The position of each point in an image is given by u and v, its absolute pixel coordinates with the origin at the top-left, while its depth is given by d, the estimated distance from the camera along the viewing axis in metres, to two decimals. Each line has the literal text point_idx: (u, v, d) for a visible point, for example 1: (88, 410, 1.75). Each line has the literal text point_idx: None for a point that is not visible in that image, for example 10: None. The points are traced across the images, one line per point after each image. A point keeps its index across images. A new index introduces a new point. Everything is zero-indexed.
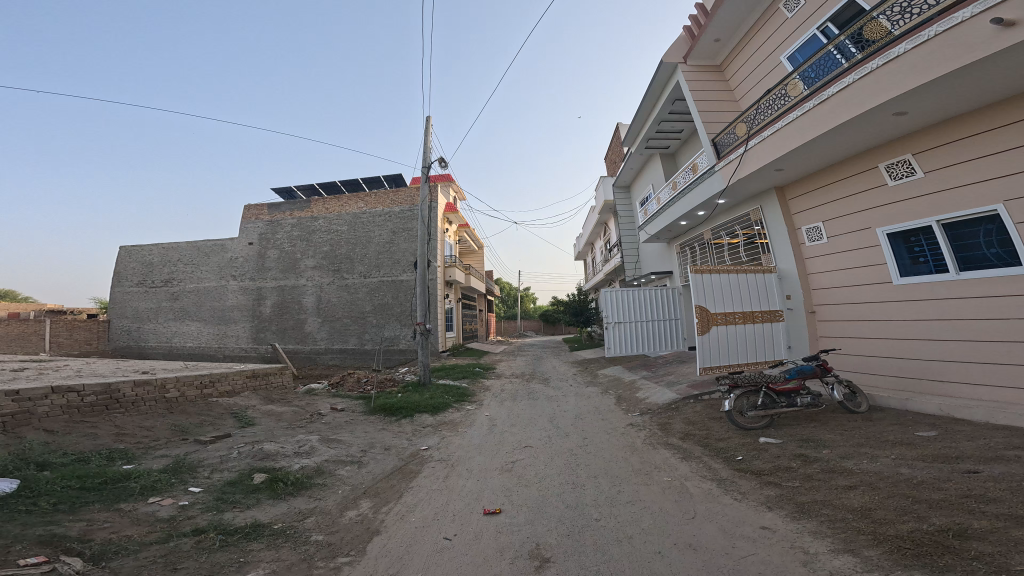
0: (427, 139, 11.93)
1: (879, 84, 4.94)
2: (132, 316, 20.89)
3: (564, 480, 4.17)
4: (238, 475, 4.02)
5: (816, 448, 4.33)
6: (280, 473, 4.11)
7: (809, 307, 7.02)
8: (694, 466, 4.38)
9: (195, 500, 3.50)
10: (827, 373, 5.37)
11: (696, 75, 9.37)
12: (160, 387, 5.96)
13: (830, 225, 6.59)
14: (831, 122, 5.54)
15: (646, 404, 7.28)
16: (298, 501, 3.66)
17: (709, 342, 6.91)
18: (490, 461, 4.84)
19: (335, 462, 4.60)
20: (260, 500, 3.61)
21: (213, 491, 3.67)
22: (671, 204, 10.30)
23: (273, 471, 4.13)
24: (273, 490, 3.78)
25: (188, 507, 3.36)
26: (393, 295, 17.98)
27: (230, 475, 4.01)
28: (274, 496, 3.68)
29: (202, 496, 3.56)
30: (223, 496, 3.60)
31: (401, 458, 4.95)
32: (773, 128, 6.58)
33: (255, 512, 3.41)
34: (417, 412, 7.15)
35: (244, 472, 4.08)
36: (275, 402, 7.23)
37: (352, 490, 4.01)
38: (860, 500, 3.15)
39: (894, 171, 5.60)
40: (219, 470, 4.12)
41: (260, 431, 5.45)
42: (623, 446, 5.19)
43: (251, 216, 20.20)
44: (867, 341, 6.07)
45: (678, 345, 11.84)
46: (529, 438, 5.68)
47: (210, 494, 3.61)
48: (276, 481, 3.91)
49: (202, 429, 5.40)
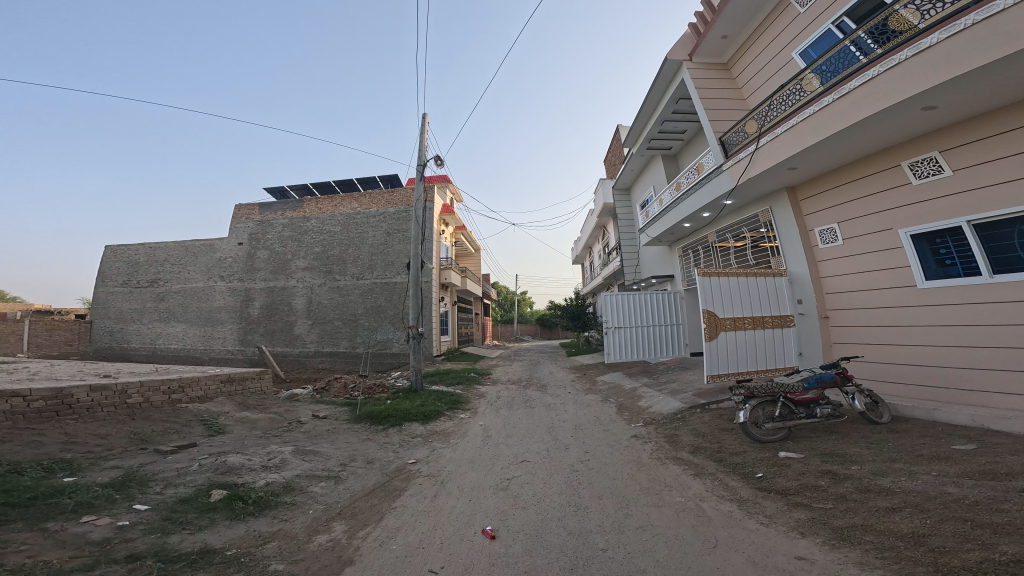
0: (422, 135, 11.55)
1: (908, 76, 4.68)
2: (115, 317, 20.21)
3: (565, 500, 3.73)
4: (193, 491, 3.52)
5: (844, 464, 3.92)
6: (242, 490, 3.62)
7: (822, 312, 6.66)
8: (709, 485, 3.95)
9: (138, 520, 3.01)
10: (848, 381, 4.98)
11: (701, 72, 9.11)
12: (121, 392, 5.42)
13: (847, 226, 6.26)
14: (853, 117, 5.25)
15: (650, 414, 6.85)
16: (259, 523, 3.18)
17: (717, 349, 6.53)
18: (483, 477, 4.37)
19: (309, 478, 4.12)
20: (215, 521, 3.12)
21: (160, 510, 3.19)
22: (674, 205, 9.93)
23: (234, 488, 3.64)
24: (231, 510, 3.29)
25: (129, 528, 2.88)
26: (387, 298, 17.49)
27: (184, 491, 3.52)
28: (232, 517, 3.19)
29: (147, 516, 3.07)
30: (172, 516, 3.11)
31: (386, 473, 4.47)
32: (787, 124, 6.29)
33: (207, 535, 2.93)
34: (406, 420, 6.64)
35: (201, 488, 3.59)
36: (252, 408, 6.70)
37: (325, 511, 3.52)
38: (909, 525, 2.76)
39: (919, 169, 5.30)
40: (173, 485, 3.62)
41: (229, 441, 4.96)
42: (629, 461, 4.76)
43: (242, 215, 19.68)
44: (887, 347, 5.70)
45: (679, 351, 11.44)
46: (526, 451, 5.23)
47: (157, 514, 3.12)
48: (236, 499, 3.43)
49: (165, 437, 4.90)
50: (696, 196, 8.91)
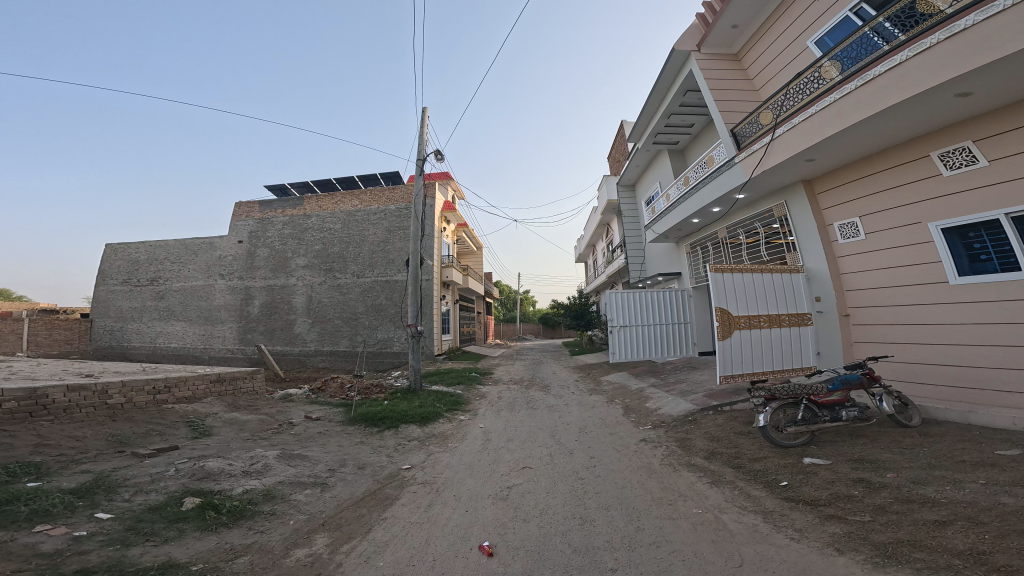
0: (422, 130, 11.30)
1: (941, 60, 4.39)
2: (115, 316, 20.07)
3: (570, 512, 3.43)
4: (164, 499, 3.24)
5: (878, 472, 3.60)
6: (217, 498, 3.33)
7: (843, 310, 6.29)
8: (728, 494, 3.63)
9: (98, 530, 2.72)
10: (875, 383, 4.66)
11: (711, 63, 8.76)
12: (101, 392, 5.15)
13: (869, 220, 5.91)
14: (879, 104, 4.94)
15: (658, 416, 6.52)
16: (233, 535, 2.89)
17: (731, 348, 6.19)
18: (483, 485, 4.07)
19: (293, 485, 3.83)
20: (184, 532, 2.84)
21: (124, 519, 2.90)
22: (682, 200, 9.58)
23: (209, 495, 3.35)
24: (203, 520, 3.00)
25: (85, 540, 2.59)
26: (387, 296, 17.23)
27: (155, 499, 3.23)
28: (204, 528, 2.91)
29: (109, 526, 2.78)
30: (137, 526, 2.82)
31: (378, 479, 4.18)
32: (805, 113, 5.96)
33: (173, 548, 2.64)
34: (402, 423, 6.34)
35: (173, 496, 3.30)
36: (241, 409, 6.42)
37: (307, 522, 3.22)
38: (965, 543, 2.53)
39: (950, 159, 4.98)
40: (143, 492, 3.33)
41: (214, 444, 4.68)
42: (639, 468, 4.43)
43: (242, 214, 19.48)
44: (914, 345, 5.36)
45: (687, 350, 11.05)
46: (528, 456, 4.92)
47: (121, 524, 2.84)
48: (210, 507, 3.15)
49: (146, 440, 4.63)
50: (706, 190, 8.55)
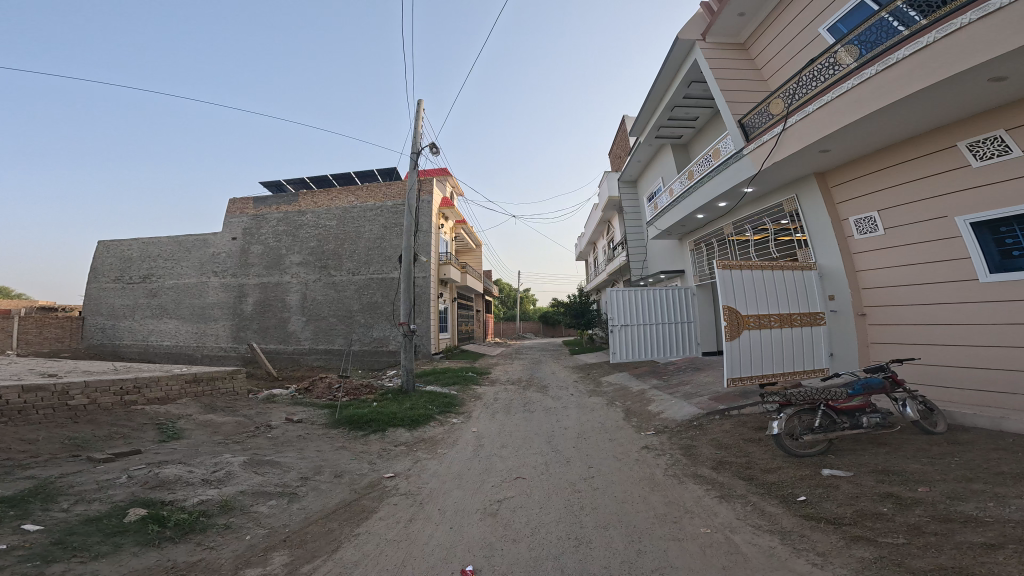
0: (417, 122, 10.95)
1: (973, 43, 4.04)
2: (107, 313, 19.72)
3: (563, 531, 3.07)
4: (107, 509, 2.89)
5: (907, 485, 3.22)
6: (165, 510, 2.98)
7: (859, 309, 5.92)
8: (740, 511, 3.28)
9: (18, 544, 2.38)
10: (897, 387, 4.29)
11: (717, 52, 8.38)
12: (61, 393, 4.81)
13: (888, 214, 5.55)
14: (903, 90, 4.56)
15: (661, 421, 6.15)
16: (176, 552, 2.55)
17: (739, 349, 5.83)
18: (470, 498, 3.72)
19: (258, 495, 3.46)
20: (121, 547, 2.49)
21: (55, 532, 2.56)
22: (687, 195, 9.20)
23: (158, 506, 3.00)
24: (144, 534, 2.66)
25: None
26: (383, 294, 16.87)
27: (96, 509, 2.88)
28: (144, 544, 2.56)
29: (33, 539, 2.44)
30: (66, 540, 2.48)
31: (354, 490, 3.82)
32: (820, 101, 5.59)
33: (101, 567, 2.28)
34: (389, 426, 5.97)
35: (117, 506, 2.95)
36: (219, 411, 6.07)
37: (266, 537, 2.87)
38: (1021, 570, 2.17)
39: (980, 149, 4.64)
40: (85, 501, 2.98)
41: (180, 448, 4.33)
42: (640, 479, 4.07)
43: (236, 210, 19.10)
44: (939, 347, 5.00)
45: (690, 350, 10.69)
46: (521, 465, 4.56)
47: (48, 536, 2.49)
48: (154, 520, 2.80)
49: (106, 443, 4.28)
50: (711, 184, 8.20)
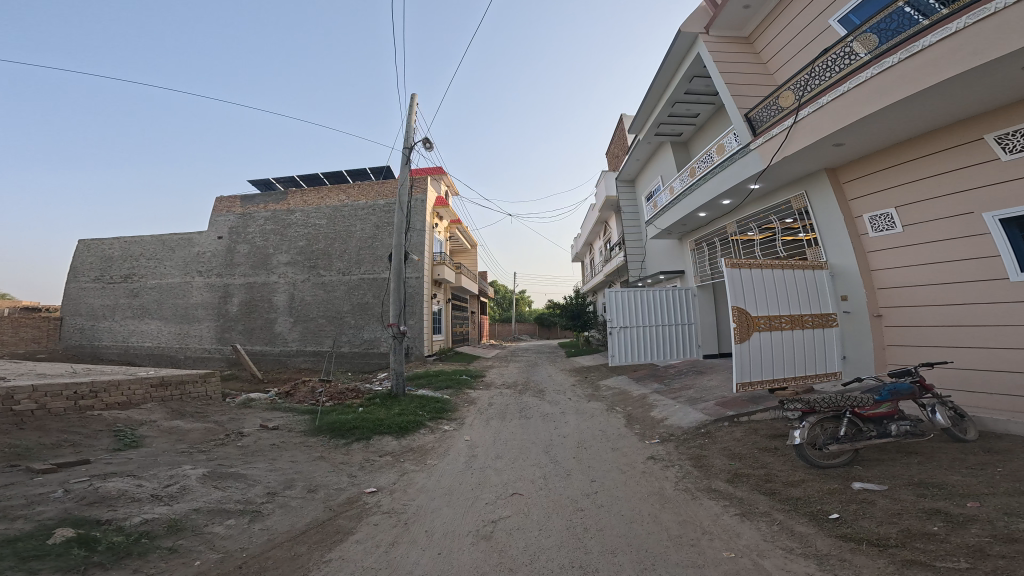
0: (410, 116, 10.57)
1: (1008, 27, 3.75)
2: (86, 314, 18.98)
3: (566, 558, 2.67)
4: (29, 529, 2.44)
5: (954, 501, 2.87)
6: (99, 532, 2.54)
7: (874, 310, 5.61)
8: (766, 531, 2.90)
9: None
10: (925, 393, 3.98)
11: (721, 46, 8.10)
12: (4, 397, 4.33)
13: (908, 211, 5.26)
14: (929, 80, 4.26)
15: (666, 428, 5.77)
16: None
17: (749, 352, 5.49)
18: (461, 517, 3.29)
19: (218, 514, 3.02)
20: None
21: None
22: (688, 192, 8.90)
23: (92, 526, 2.56)
24: (68, 560, 2.22)
25: None
26: (374, 294, 16.39)
27: (16, 529, 2.44)
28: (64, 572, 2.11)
29: None
30: None
31: (330, 507, 3.38)
32: (836, 91, 5.28)
33: None
34: (374, 435, 5.51)
35: (43, 525, 2.51)
36: (187, 417, 5.58)
37: (219, 564, 2.44)
38: None
39: (1009, 142, 4.38)
40: (3, 520, 2.53)
41: (136, 458, 3.88)
42: (650, 495, 3.68)
43: (222, 208, 18.49)
44: (967, 350, 4.68)
45: (692, 352, 10.36)
46: (518, 479, 4.15)
47: None
48: (83, 543, 2.36)
49: (51, 452, 3.81)
50: (715, 181, 7.89)
